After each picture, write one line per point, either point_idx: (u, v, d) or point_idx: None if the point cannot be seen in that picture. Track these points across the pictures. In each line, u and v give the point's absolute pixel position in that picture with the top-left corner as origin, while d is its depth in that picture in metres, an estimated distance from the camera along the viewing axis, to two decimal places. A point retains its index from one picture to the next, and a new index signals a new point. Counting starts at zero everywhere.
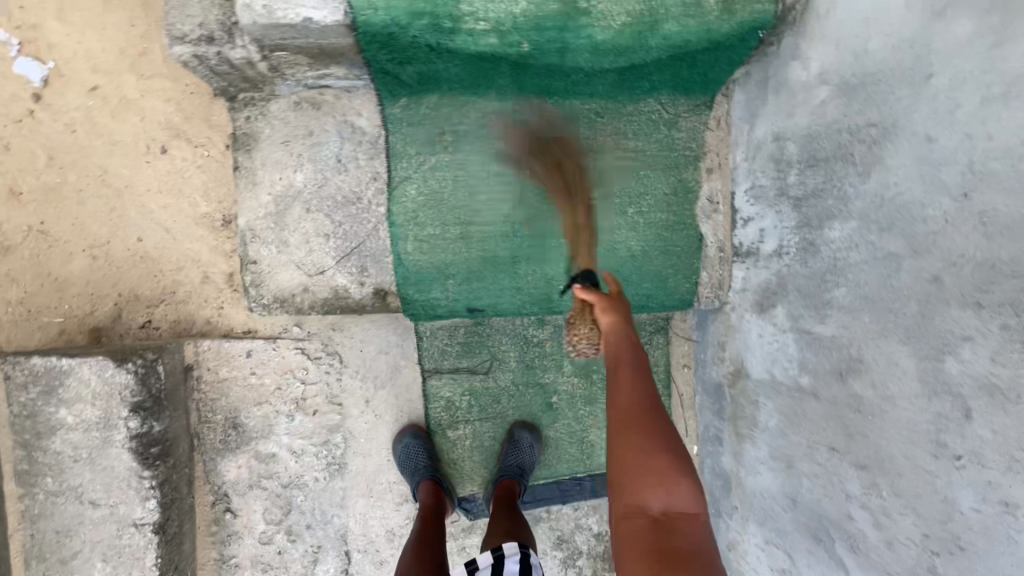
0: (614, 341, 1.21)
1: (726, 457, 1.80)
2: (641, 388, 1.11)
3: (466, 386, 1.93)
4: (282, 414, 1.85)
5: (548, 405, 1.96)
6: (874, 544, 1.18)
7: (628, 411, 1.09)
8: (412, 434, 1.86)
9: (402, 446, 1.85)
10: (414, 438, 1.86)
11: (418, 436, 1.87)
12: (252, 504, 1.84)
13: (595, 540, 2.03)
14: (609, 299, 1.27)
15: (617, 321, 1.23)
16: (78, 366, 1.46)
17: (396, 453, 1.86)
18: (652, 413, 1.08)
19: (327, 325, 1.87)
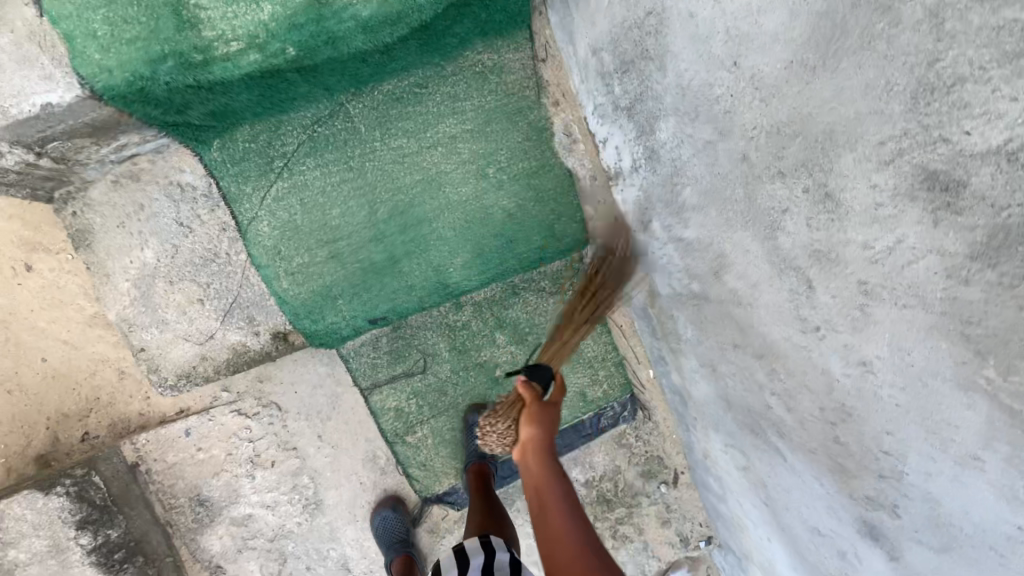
0: (533, 470, 1.18)
1: (673, 374, 1.77)
2: (568, 523, 1.10)
3: (409, 390, 1.90)
4: (243, 476, 1.85)
5: (494, 380, 1.94)
6: (793, 427, 1.15)
7: (569, 561, 1.06)
8: (390, 506, 1.90)
9: (376, 519, 1.90)
10: (392, 510, 1.90)
11: (392, 504, 1.92)
12: (248, 565, 1.88)
13: (586, 488, 2.06)
14: (533, 408, 1.22)
15: (539, 434, 1.19)
16: (9, 506, 1.48)
17: (372, 527, 1.91)
18: (589, 558, 1.06)
19: (253, 380, 1.85)
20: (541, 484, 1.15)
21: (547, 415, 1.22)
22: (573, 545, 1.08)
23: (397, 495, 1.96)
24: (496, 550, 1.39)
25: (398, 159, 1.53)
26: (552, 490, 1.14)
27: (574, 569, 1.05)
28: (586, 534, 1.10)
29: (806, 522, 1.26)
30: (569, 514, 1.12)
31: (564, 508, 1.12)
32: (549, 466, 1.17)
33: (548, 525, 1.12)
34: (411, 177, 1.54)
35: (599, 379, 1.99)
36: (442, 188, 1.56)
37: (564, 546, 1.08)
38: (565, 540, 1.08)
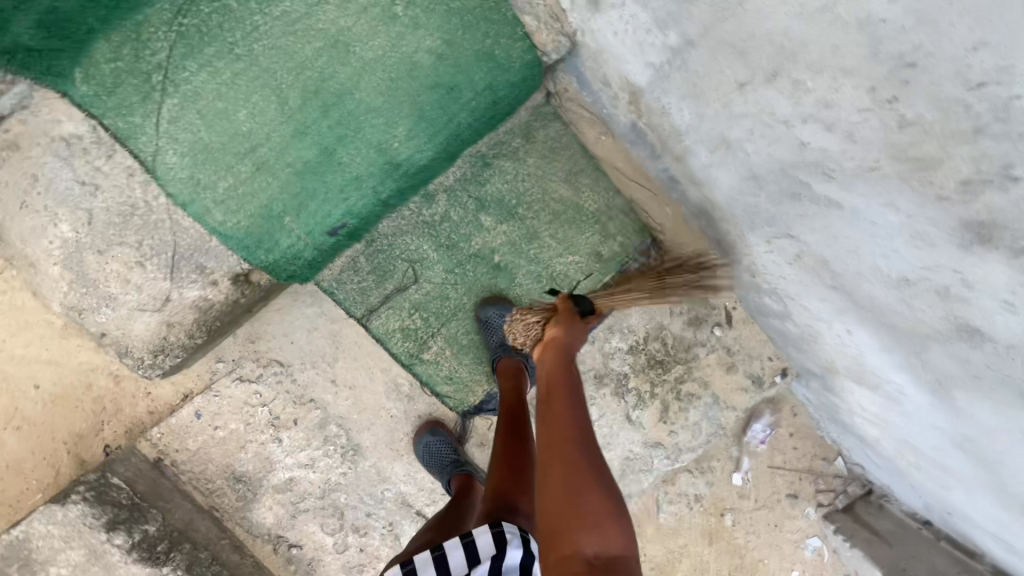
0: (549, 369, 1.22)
1: (689, 191, 1.51)
2: (580, 418, 1.13)
3: (408, 307, 1.71)
4: (270, 442, 1.74)
5: (496, 267, 1.72)
6: (838, 152, 0.88)
7: (559, 449, 1.09)
8: (431, 431, 1.75)
9: (421, 446, 1.76)
10: (434, 434, 1.75)
11: (431, 428, 1.77)
12: (308, 528, 1.79)
13: (631, 355, 1.86)
14: (567, 316, 1.25)
15: (562, 337, 1.24)
16: (30, 526, 1.42)
17: (419, 455, 1.78)
18: (589, 448, 1.09)
19: (245, 343, 1.71)
20: (554, 381, 1.19)
21: (576, 329, 1.25)
22: (573, 437, 1.10)
23: (435, 420, 1.81)
24: (510, 546, 1.13)
25: (288, 28, 1.25)
26: (566, 388, 1.18)
27: (566, 443, 1.09)
28: (590, 435, 1.11)
29: (888, 275, 1.01)
30: (580, 412, 1.14)
31: (571, 395, 1.17)
32: (567, 371, 1.20)
33: (555, 413, 1.14)
34: (311, 46, 1.28)
35: (612, 233, 1.73)
36: (351, 48, 1.29)
37: (562, 435, 1.10)
38: (572, 425, 1.12)
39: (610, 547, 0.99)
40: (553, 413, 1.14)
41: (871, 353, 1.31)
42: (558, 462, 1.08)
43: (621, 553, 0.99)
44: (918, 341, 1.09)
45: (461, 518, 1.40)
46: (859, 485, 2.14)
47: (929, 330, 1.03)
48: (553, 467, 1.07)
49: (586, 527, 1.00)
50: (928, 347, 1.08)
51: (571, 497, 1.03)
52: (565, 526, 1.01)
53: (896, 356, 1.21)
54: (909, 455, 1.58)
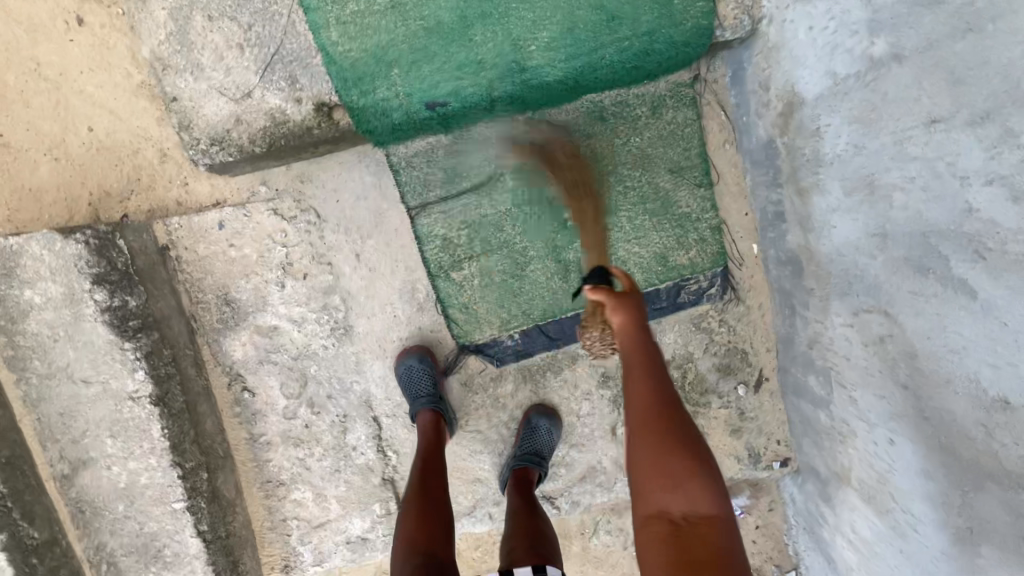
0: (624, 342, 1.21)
1: (792, 233, 1.40)
2: (659, 392, 1.14)
3: (459, 220, 1.64)
4: (273, 283, 1.69)
5: (562, 222, 1.63)
6: (1013, 231, 0.80)
7: (642, 419, 1.12)
8: (418, 356, 1.66)
9: (405, 368, 1.66)
10: (420, 360, 1.67)
11: (421, 356, 1.67)
12: (268, 381, 1.74)
13: None
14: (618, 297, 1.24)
15: (628, 318, 1.22)
16: (27, 243, 1.37)
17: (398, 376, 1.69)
18: (678, 423, 1.11)
19: (293, 179, 1.66)
20: (635, 356, 1.19)
21: (636, 304, 1.25)
22: (653, 404, 1.13)
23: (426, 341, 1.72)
24: None
25: None
26: (644, 357, 1.18)
27: (655, 420, 1.11)
28: (673, 400, 1.14)
29: (984, 394, 0.90)
30: (662, 385, 1.15)
31: (649, 367, 1.17)
32: (650, 348, 1.19)
33: (631, 384, 1.17)
34: None
35: (688, 243, 1.63)
36: None
37: (645, 403, 1.13)
38: (649, 398, 1.14)
39: (698, 508, 1.04)
40: (636, 389, 1.16)
41: (901, 475, 1.19)
42: (651, 432, 1.11)
43: (709, 512, 1.03)
44: (975, 478, 0.98)
45: (440, 492, 1.36)
46: None
47: (998, 466, 0.92)
48: (637, 438, 1.12)
49: (672, 489, 1.05)
50: (982, 487, 0.97)
51: (657, 462, 1.08)
52: (653, 485, 1.07)
53: (934, 487, 1.09)
54: None
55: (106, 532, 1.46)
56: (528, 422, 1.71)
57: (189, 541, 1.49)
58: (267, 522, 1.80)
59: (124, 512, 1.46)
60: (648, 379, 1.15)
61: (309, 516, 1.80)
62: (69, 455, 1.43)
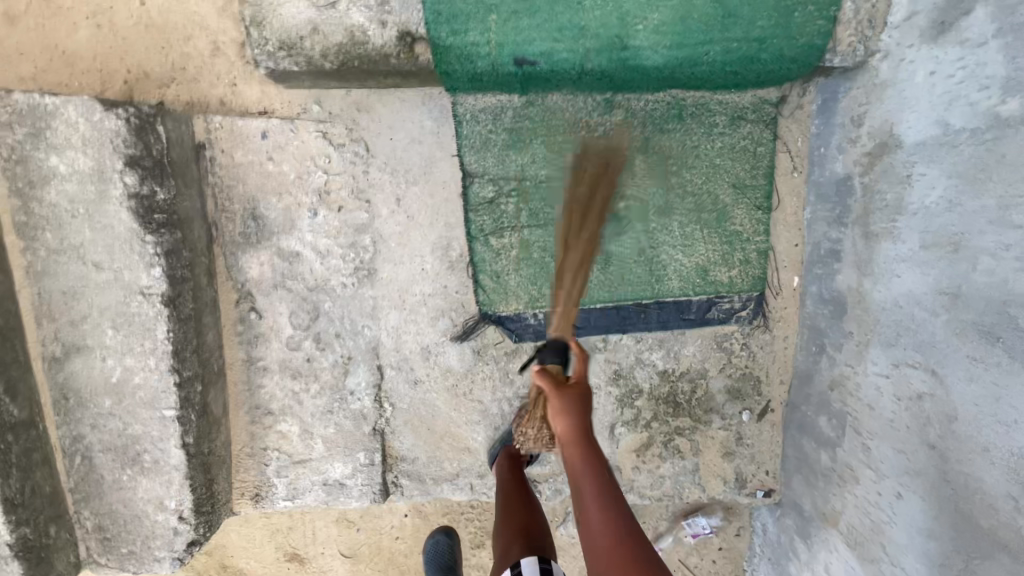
0: (569, 453, 1.17)
1: (844, 274, 1.39)
2: (614, 517, 1.11)
3: (510, 187, 1.59)
4: (305, 208, 1.62)
5: (613, 213, 1.60)
6: None
7: (600, 549, 1.09)
8: (444, 531, 2.06)
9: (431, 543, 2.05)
10: (445, 535, 2.05)
11: (445, 531, 2.07)
12: (278, 306, 1.68)
13: (659, 379, 1.73)
14: (553, 398, 1.17)
15: (571, 427, 1.15)
16: (63, 106, 1.27)
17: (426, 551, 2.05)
18: (632, 545, 1.08)
19: (350, 106, 1.58)
20: (581, 475, 1.14)
21: (573, 399, 1.17)
22: (609, 532, 1.10)
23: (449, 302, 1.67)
24: None
25: None
26: (591, 471, 1.14)
27: (608, 550, 1.08)
28: (626, 521, 1.11)
29: None
30: (614, 508, 1.12)
31: (597, 483, 1.13)
32: (596, 459, 1.14)
33: (584, 506, 1.13)
34: None
35: (731, 262, 1.61)
36: None
37: (599, 528, 1.10)
38: (603, 524, 1.11)
39: None
40: (590, 512, 1.12)
41: (899, 528, 1.21)
42: (605, 568, 1.07)
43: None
44: (986, 545, 0.99)
45: None
46: None
47: (1017, 540, 0.94)
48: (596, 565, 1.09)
49: None
50: (990, 555, 0.99)
51: None
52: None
53: (934, 546, 1.11)
54: None
55: (86, 425, 1.39)
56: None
57: (171, 451, 1.43)
58: (247, 448, 1.75)
59: (111, 408, 1.39)
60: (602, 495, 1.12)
61: (291, 450, 1.76)
62: (65, 338, 1.35)
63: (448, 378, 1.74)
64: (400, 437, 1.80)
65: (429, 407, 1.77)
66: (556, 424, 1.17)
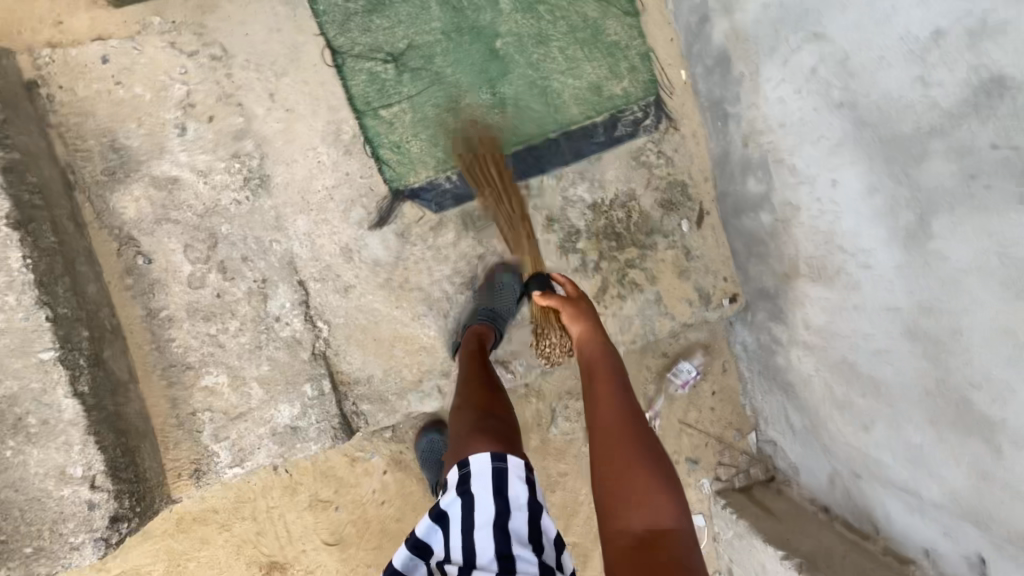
0: (587, 351, 1.25)
1: (717, 28, 1.44)
2: (621, 398, 1.13)
3: (384, 51, 1.54)
4: (171, 126, 1.48)
5: (493, 53, 1.58)
6: None
7: (607, 422, 1.10)
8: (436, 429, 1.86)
9: (422, 441, 1.87)
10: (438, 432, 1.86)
11: (437, 428, 1.88)
12: (167, 244, 1.50)
13: (592, 214, 1.68)
14: (574, 305, 1.33)
15: (587, 328, 1.29)
16: None
17: (419, 445, 1.88)
18: (634, 422, 1.09)
19: (193, 10, 1.49)
20: (597, 368, 1.20)
21: (587, 311, 1.33)
22: (617, 406, 1.12)
23: (357, 189, 1.57)
24: (473, 493, 1.04)
25: None
26: (603, 364, 1.21)
27: (614, 421, 1.10)
28: (632, 405, 1.13)
29: (917, 43, 0.93)
30: (622, 390, 1.15)
31: (611, 377, 1.18)
32: (608, 354, 1.22)
33: (596, 396, 1.15)
34: None
35: (620, 73, 1.63)
36: None
37: (608, 407, 1.12)
38: (610, 409, 1.12)
39: (660, 520, 0.96)
40: (597, 394, 1.15)
41: (848, 214, 1.20)
42: (610, 437, 1.07)
43: (669, 527, 0.96)
44: (918, 148, 0.98)
45: None
46: (762, 470, 1.96)
47: (938, 116, 0.93)
48: (598, 436, 1.09)
49: (632, 502, 0.98)
50: (927, 153, 0.97)
51: (619, 473, 1.02)
52: (617, 503, 1.00)
53: (880, 198, 1.10)
54: (836, 390, 1.44)
55: None
56: (490, 280, 1.60)
57: (62, 403, 1.26)
58: (172, 418, 1.51)
59: None
60: (611, 384, 1.17)
61: (225, 406, 1.54)
62: None
63: (380, 274, 1.61)
64: (346, 357, 1.62)
65: (369, 314, 1.62)
66: (570, 328, 1.32)
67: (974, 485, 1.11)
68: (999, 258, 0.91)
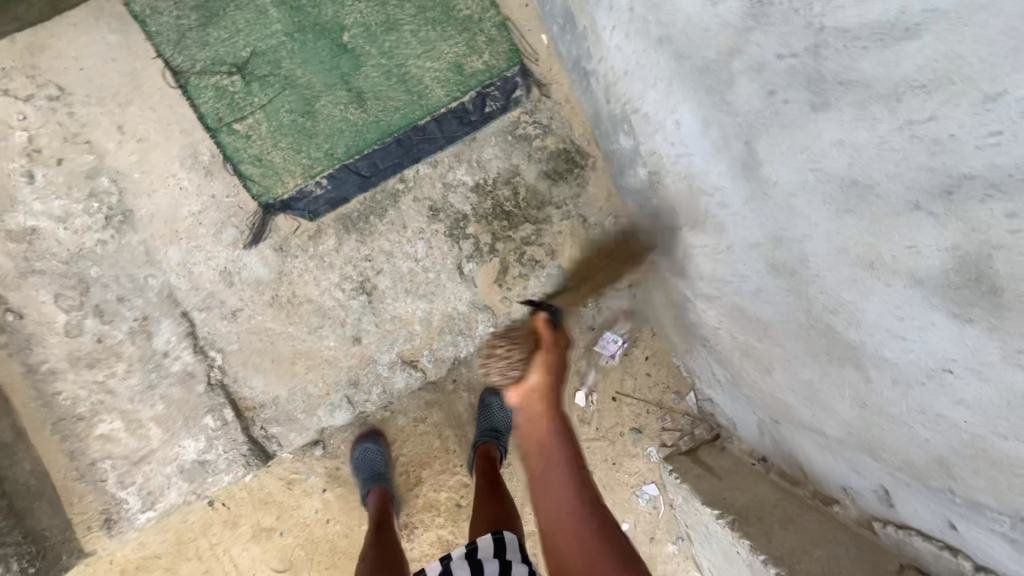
0: (534, 414, 1.11)
1: None
2: (572, 471, 1.06)
3: (228, 63, 1.49)
4: (19, 175, 1.44)
5: (342, 48, 1.52)
6: None
7: (568, 531, 1.00)
8: (371, 439, 1.70)
9: (354, 453, 1.71)
10: (372, 442, 1.70)
11: (372, 436, 1.73)
12: (37, 295, 1.46)
13: (477, 196, 1.63)
14: (545, 355, 1.17)
15: (544, 382, 1.13)
16: None
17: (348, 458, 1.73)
18: (585, 507, 1.02)
19: (21, 53, 1.42)
20: (545, 443, 1.09)
21: (557, 353, 1.18)
22: (580, 503, 1.03)
23: (224, 210, 1.52)
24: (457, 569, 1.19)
25: None
26: (555, 436, 1.10)
27: (575, 528, 1.00)
28: (596, 503, 1.04)
29: None
30: (581, 476, 1.07)
31: (564, 452, 1.08)
32: (560, 424, 1.11)
33: (548, 483, 1.05)
34: None
35: (479, 47, 1.57)
36: None
37: (563, 513, 1.02)
38: (564, 493, 1.04)
39: None
40: (550, 478, 1.05)
41: (696, 154, 1.17)
42: (570, 539, 0.99)
43: None
44: (725, 73, 0.95)
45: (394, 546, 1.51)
46: (706, 429, 1.86)
47: (730, 35, 0.89)
48: (554, 540, 1.00)
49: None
50: (733, 76, 0.94)
51: (582, 569, 0.95)
52: None
53: (714, 131, 1.06)
54: (738, 337, 1.37)
55: None
56: (483, 402, 1.78)
57: None
58: (71, 471, 1.50)
59: None
60: (562, 450, 1.08)
61: (126, 451, 1.51)
62: None
63: (265, 292, 1.56)
64: (247, 382, 1.58)
65: (262, 335, 1.57)
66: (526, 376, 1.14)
67: (859, 415, 1.05)
68: (815, 173, 0.87)
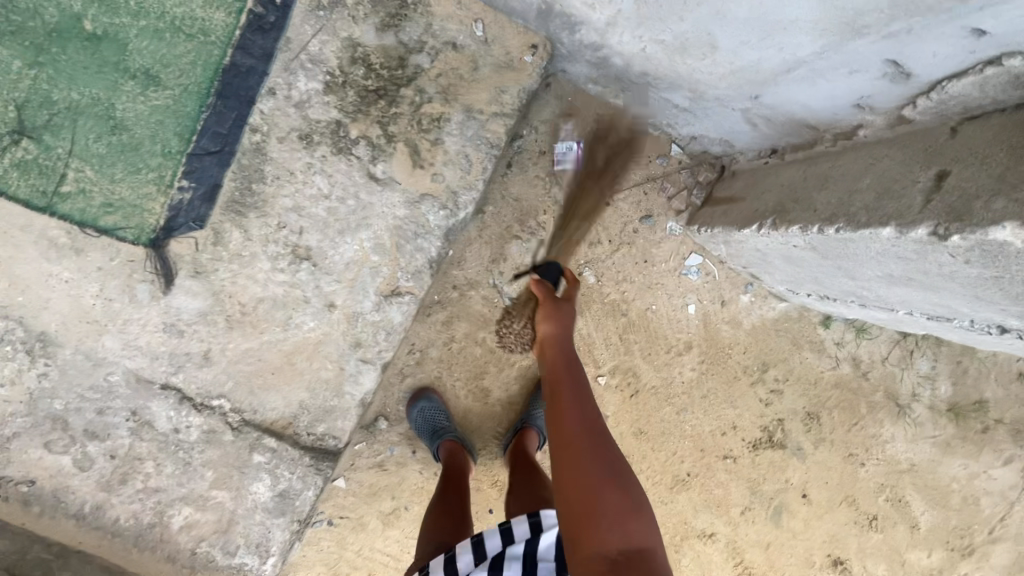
0: (552, 354, 1.22)
1: None
2: (584, 416, 1.04)
3: (5, 133, 1.29)
4: None
5: (93, 38, 1.30)
6: None
7: (570, 441, 0.99)
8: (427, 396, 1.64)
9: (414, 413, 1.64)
10: (430, 399, 1.64)
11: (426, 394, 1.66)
12: (32, 456, 1.41)
13: (334, 95, 1.42)
14: (552, 304, 1.31)
15: (554, 330, 1.26)
16: None
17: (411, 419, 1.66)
18: (594, 443, 0.99)
19: None
20: (558, 378, 1.15)
21: (569, 314, 1.29)
22: (580, 438, 1.00)
23: (118, 273, 1.38)
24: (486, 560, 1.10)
25: None
26: (573, 390, 1.10)
27: (577, 446, 0.98)
28: (607, 448, 0.99)
29: None
30: (600, 432, 1.02)
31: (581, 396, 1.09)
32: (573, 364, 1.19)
33: (558, 407, 1.06)
34: None
35: None
36: None
37: (577, 443, 0.98)
38: (580, 425, 1.02)
39: (632, 539, 0.88)
40: (560, 408, 1.06)
41: None
42: (571, 468, 0.95)
43: (644, 546, 0.88)
44: None
45: (461, 506, 1.42)
46: (709, 168, 1.69)
47: None
48: (561, 455, 0.97)
49: (599, 520, 0.89)
50: None
51: (590, 497, 0.91)
52: (588, 520, 0.89)
53: None
54: (662, 38, 1.18)
55: None
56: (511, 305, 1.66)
57: None
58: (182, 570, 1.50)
59: None
60: (579, 408, 1.05)
61: (212, 526, 1.50)
62: None
63: (216, 320, 1.44)
64: (266, 406, 1.50)
65: (245, 359, 1.47)
66: (539, 326, 1.28)
67: None
68: None
